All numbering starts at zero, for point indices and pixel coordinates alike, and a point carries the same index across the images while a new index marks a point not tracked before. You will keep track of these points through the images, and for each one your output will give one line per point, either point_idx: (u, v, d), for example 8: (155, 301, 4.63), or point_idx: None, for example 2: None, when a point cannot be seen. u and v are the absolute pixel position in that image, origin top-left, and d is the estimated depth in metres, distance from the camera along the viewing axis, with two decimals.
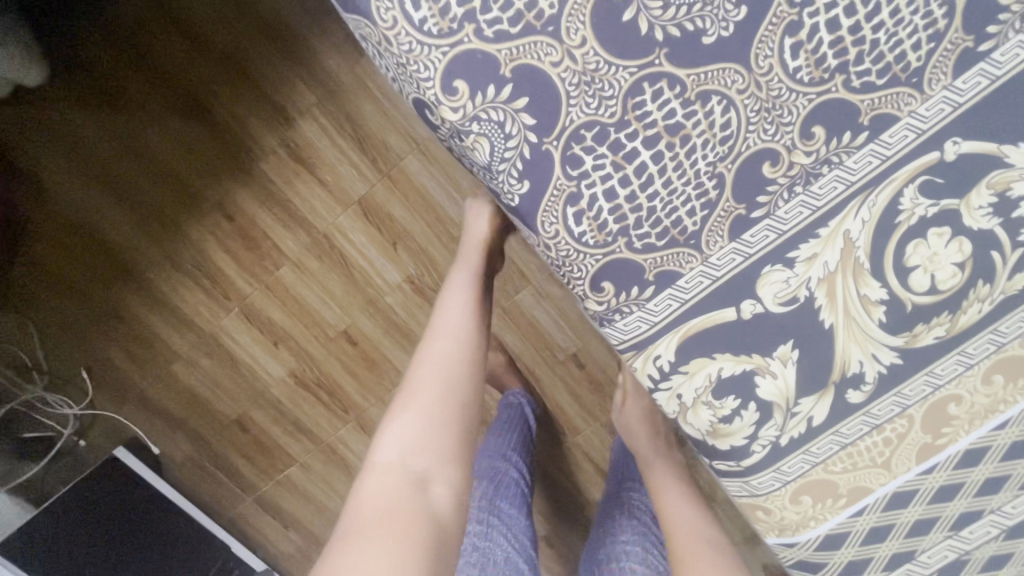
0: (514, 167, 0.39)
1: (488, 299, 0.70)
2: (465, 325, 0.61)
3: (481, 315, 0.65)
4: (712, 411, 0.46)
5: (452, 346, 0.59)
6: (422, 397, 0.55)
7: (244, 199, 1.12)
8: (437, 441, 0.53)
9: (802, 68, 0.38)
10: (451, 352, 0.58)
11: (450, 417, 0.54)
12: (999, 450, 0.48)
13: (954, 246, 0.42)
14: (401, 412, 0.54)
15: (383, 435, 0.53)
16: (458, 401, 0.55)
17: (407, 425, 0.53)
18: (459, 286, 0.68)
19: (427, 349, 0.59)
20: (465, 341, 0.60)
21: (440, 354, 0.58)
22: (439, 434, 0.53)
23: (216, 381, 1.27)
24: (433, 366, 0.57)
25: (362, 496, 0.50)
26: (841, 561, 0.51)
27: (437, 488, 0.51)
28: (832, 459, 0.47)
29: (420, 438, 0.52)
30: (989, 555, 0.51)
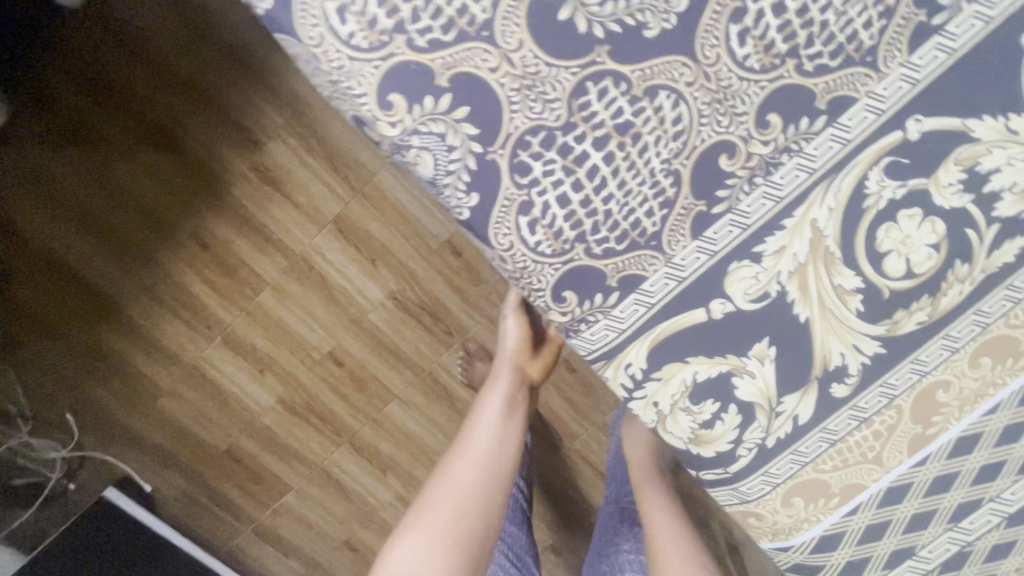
0: (460, 179, 0.38)
1: (519, 421, 0.75)
2: (487, 450, 0.68)
3: (507, 440, 0.71)
4: (691, 417, 0.44)
5: (469, 473, 0.66)
6: (434, 515, 0.63)
7: (219, 227, 1.11)
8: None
9: (751, 55, 0.36)
10: (468, 479, 0.65)
11: (452, 556, 0.61)
12: (991, 435, 0.46)
13: (927, 227, 0.40)
14: (411, 539, 0.63)
15: (394, 555, 0.63)
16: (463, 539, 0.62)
17: (418, 539, 0.62)
18: (489, 408, 0.74)
19: (445, 477, 0.66)
20: (482, 468, 0.67)
21: (457, 486, 0.65)
22: (442, 571, 0.60)
23: (205, 413, 1.25)
24: (446, 497, 0.64)
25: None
26: (838, 562, 0.49)
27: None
28: (821, 457, 0.45)
29: (424, 568, 0.60)
30: (991, 545, 0.49)
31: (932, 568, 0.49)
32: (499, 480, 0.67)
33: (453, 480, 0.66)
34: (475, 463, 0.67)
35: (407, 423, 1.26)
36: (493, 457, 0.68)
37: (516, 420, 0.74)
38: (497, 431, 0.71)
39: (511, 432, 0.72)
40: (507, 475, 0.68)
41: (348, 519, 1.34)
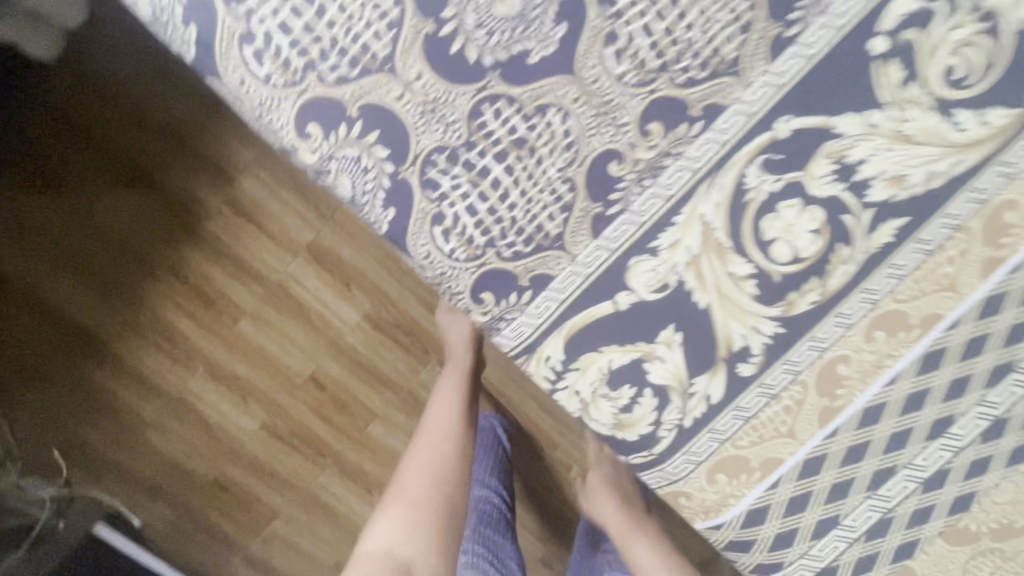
0: (377, 196, 0.42)
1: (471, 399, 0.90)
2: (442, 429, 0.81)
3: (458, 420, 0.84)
4: (612, 403, 0.47)
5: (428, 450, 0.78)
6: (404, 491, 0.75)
7: (197, 260, 1.14)
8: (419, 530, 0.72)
9: (627, 72, 0.41)
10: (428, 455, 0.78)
11: (427, 512, 0.73)
12: (895, 405, 0.49)
13: (806, 215, 0.44)
14: (391, 510, 0.73)
15: (377, 527, 0.72)
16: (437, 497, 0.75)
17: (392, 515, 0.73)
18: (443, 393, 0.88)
19: (414, 453, 0.79)
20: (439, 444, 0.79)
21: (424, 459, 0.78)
22: (421, 525, 0.72)
23: (191, 444, 1.27)
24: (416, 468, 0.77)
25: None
26: (767, 535, 0.52)
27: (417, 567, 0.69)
28: (737, 434, 0.49)
29: (406, 527, 0.71)
30: (912, 510, 0.52)
31: (857, 536, 0.52)
32: (461, 447, 0.81)
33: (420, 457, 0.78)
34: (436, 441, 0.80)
35: (390, 442, 1.28)
36: (451, 431, 0.82)
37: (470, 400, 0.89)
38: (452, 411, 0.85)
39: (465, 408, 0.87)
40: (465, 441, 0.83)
41: (339, 542, 1.35)
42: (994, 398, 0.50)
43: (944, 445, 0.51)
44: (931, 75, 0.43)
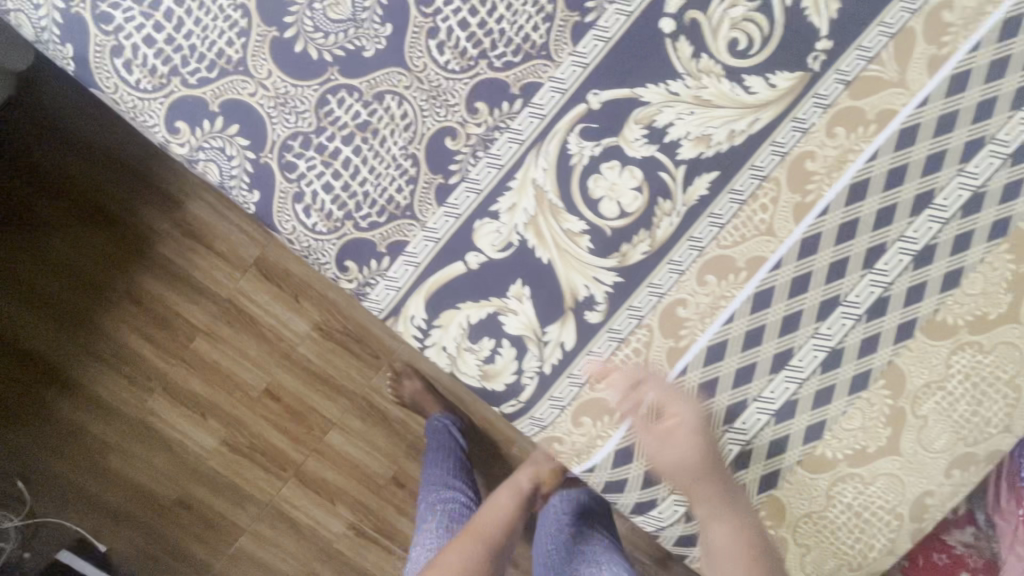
0: (242, 180, 0.48)
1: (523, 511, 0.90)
2: None
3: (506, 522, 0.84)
4: (476, 356, 0.52)
5: None
6: None
7: (151, 283, 1.19)
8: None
9: (450, 60, 0.48)
10: None
11: None
12: (736, 341, 0.55)
13: (627, 174, 0.51)
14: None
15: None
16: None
17: None
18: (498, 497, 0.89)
19: (461, 543, 0.79)
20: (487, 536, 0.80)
21: (465, 554, 0.77)
22: None
23: (153, 465, 1.29)
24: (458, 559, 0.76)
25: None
26: (638, 473, 0.56)
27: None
28: (595, 377, 0.54)
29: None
30: (767, 441, 0.57)
31: (722, 469, 0.57)
32: (501, 547, 0.81)
33: (461, 554, 0.77)
34: (478, 539, 0.80)
35: (349, 449, 1.31)
36: (495, 533, 0.81)
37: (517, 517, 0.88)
38: (501, 514, 0.85)
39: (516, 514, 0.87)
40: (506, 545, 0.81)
41: (305, 555, 1.37)
42: (827, 331, 0.56)
43: (789, 377, 0.56)
44: (718, 47, 0.50)
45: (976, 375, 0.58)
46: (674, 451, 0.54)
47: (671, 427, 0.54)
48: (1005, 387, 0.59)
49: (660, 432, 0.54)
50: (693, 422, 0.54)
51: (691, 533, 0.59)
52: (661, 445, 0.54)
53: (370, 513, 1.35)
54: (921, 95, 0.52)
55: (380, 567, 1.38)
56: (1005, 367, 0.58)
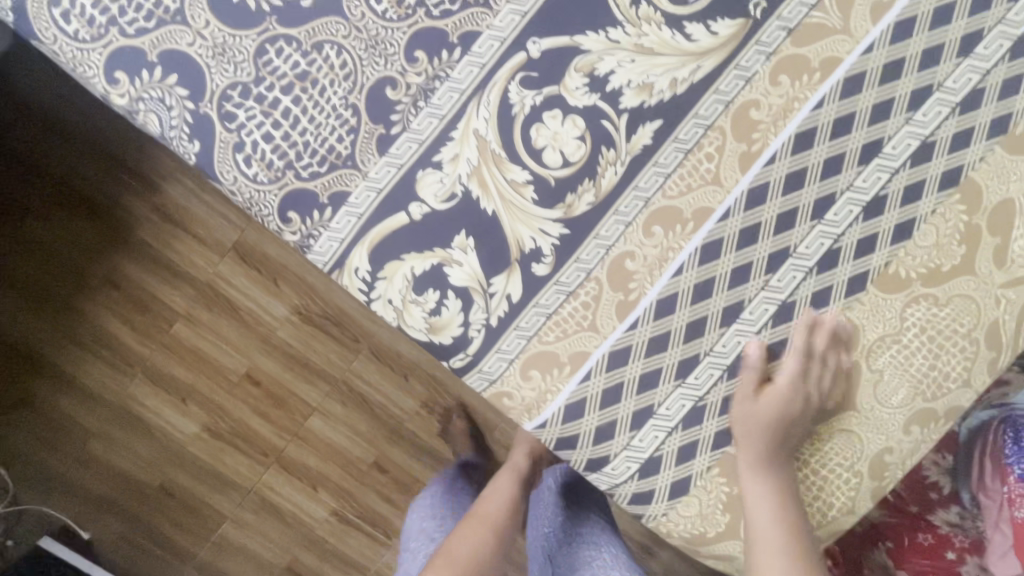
0: (182, 131, 0.48)
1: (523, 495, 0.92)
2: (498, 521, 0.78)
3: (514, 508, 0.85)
4: (421, 308, 0.52)
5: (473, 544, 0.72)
6: None
7: (132, 269, 1.20)
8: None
9: (388, 9, 0.48)
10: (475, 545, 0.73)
11: None
12: (687, 293, 0.54)
13: (569, 124, 0.51)
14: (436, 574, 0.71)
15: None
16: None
17: None
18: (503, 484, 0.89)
19: (468, 531, 0.78)
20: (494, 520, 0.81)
21: (473, 544, 0.76)
22: None
23: (135, 451, 1.30)
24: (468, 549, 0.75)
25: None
26: (589, 429, 0.56)
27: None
28: (543, 330, 0.53)
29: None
30: (720, 398, 0.57)
31: (675, 425, 0.56)
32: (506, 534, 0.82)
33: (469, 542, 0.76)
34: (483, 528, 0.79)
35: (330, 434, 1.31)
36: (501, 522, 0.82)
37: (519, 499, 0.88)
38: (505, 501, 0.85)
39: (518, 501, 0.88)
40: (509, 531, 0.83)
41: (288, 543, 1.36)
42: (777, 283, 0.55)
43: (739, 331, 0.56)
44: None
45: (932, 329, 0.58)
46: (756, 420, 0.56)
47: (760, 395, 0.56)
48: (961, 341, 0.58)
49: (755, 393, 0.56)
50: (790, 396, 0.57)
51: (646, 492, 0.58)
52: (751, 403, 0.56)
53: (353, 500, 1.35)
54: (866, 43, 0.52)
55: (364, 555, 1.38)
56: (961, 321, 0.58)
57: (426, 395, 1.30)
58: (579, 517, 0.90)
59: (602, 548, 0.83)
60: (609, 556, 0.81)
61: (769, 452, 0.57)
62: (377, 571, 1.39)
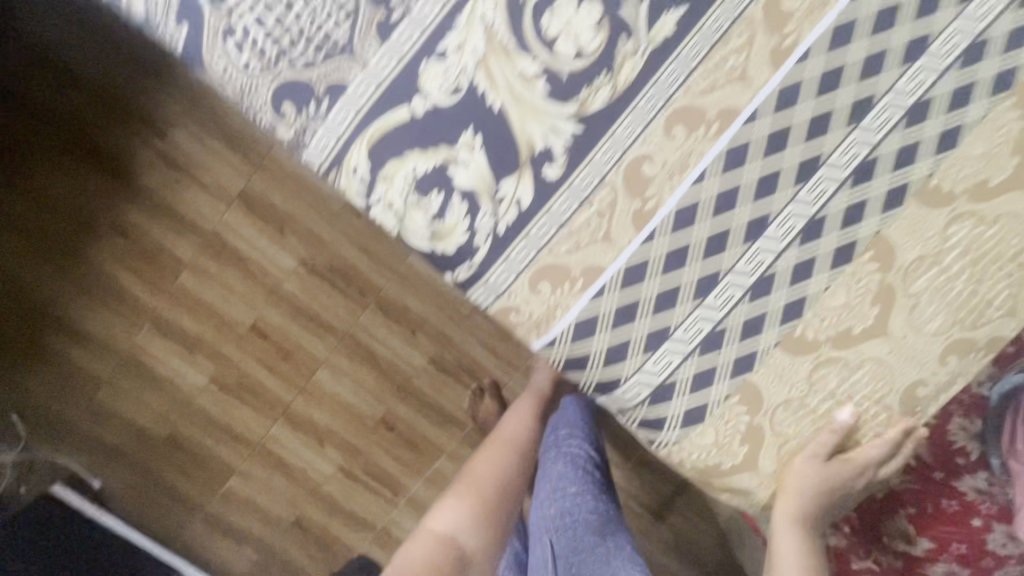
0: (171, 15, 0.45)
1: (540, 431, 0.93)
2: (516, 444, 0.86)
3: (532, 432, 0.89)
4: (424, 212, 0.49)
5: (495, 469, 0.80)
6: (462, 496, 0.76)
7: (138, 217, 1.19)
8: (479, 524, 0.71)
9: None
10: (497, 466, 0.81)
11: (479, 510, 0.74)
12: (709, 204, 0.50)
13: (585, 10, 0.46)
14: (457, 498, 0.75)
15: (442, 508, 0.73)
16: (493, 501, 0.76)
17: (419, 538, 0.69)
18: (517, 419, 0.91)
19: (487, 458, 0.82)
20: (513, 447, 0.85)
21: (491, 469, 0.80)
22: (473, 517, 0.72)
23: (143, 401, 1.30)
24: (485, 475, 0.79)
25: (411, 548, 0.67)
26: (601, 349, 0.52)
27: (468, 557, 0.67)
28: (554, 240, 0.50)
29: (474, 516, 0.72)
30: (742, 321, 0.51)
31: (692, 350, 0.52)
32: (527, 458, 0.85)
33: (487, 468, 0.80)
34: (501, 455, 0.83)
35: (337, 389, 1.29)
36: (519, 452, 0.85)
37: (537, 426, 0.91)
38: (519, 433, 0.88)
39: (536, 432, 0.91)
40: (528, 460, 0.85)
41: (295, 497, 1.37)
42: (807, 195, 0.50)
43: (764, 248, 0.50)
44: None
45: (978, 251, 0.53)
46: (806, 481, 0.60)
47: (824, 446, 0.56)
48: (1009, 264, 0.53)
49: (817, 460, 0.58)
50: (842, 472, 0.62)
51: (660, 419, 0.54)
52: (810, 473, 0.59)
53: (359, 456, 1.34)
54: None
55: (370, 512, 1.37)
56: (1011, 242, 0.53)
57: (433, 351, 1.27)
58: (592, 493, 0.78)
59: (610, 535, 0.73)
60: (618, 548, 0.71)
61: (807, 509, 0.64)
62: (383, 528, 1.38)
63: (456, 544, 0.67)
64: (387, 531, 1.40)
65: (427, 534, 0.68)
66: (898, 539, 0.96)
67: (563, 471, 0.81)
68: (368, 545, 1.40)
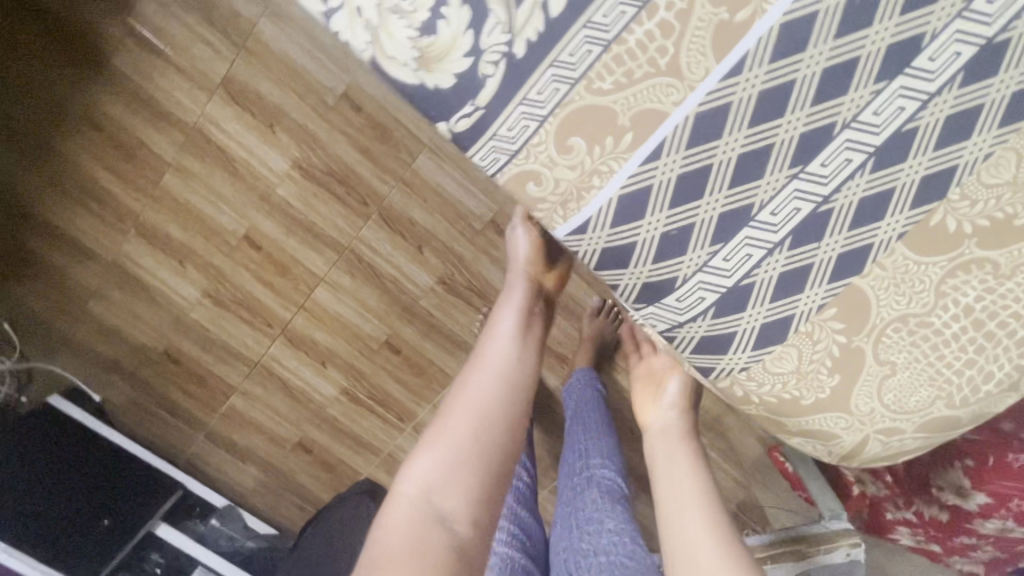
0: None
1: (537, 330, 0.64)
2: (507, 354, 0.57)
3: (525, 333, 0.61)
4: (407, 22, 0.33)
5: (487, 393, 0.52)
6: (445, 435, 0.48)
7: (111, 107, 1.04)
8: (469, 481, 0.46)
9: None
10: (489, 391, 0.52)
11: (477, 458, 0.47)
12: (831, 20, 0.33)
13: None
14: (433, 447, 0.47)
15: (412, 464, 0.47)
16: (487, 448, 0.48)
17: (398, 507, 0.44)
18: (505, 320, 0.62)
19: (470, 386, 0.53)
20: (504, 359, 0.57)
21: (482, 402, 0.51)
22: (467, 469, 0.46)
23: (138, 314, 1.22)
24: (469, 410, 0.50)
25: (381, 527, 0.43)
26: (651, 236, 0.38)
27: (462, 528, 0.43)
28: (595, 70, 0.34)
29: (469, 468, 0.46)
30: (857, 200, 0.36)
31: (780, 239, 0.37)
32: (525, 372, 0.57)
33: (472, 398, 0.51)
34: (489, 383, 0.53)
35: (337, 308, 1.17)
36: (515, 370, 0.56)
37: (531, 325, 0.63)
38: (513, 345, 0.58)
39: (530, 332, 0.62)
40: (531, 384, 0.57)
41: (297, 418, 1.29)
42: (985, 6, 0.33)
43: (905, 90, 0.34)
44: None
45: None
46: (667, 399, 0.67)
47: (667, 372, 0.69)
48: None
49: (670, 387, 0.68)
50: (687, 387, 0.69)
51: (723, 336, 0.41)
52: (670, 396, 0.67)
53: (363, 379, 1.24)
54: None
55: (375, 437, 1.30)
56: None
57: (441, 271, 1.13)
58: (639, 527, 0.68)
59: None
60: None
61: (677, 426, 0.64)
62: (389, 454, 1.31)
63: (440, 515, 0.43)
64: (392, 456, 1.33)
65: (397, 500, 0.44)
66: (949, 492, 0.72)
67: (602, 500, 0.68)
68: (374, 469, 1.34)
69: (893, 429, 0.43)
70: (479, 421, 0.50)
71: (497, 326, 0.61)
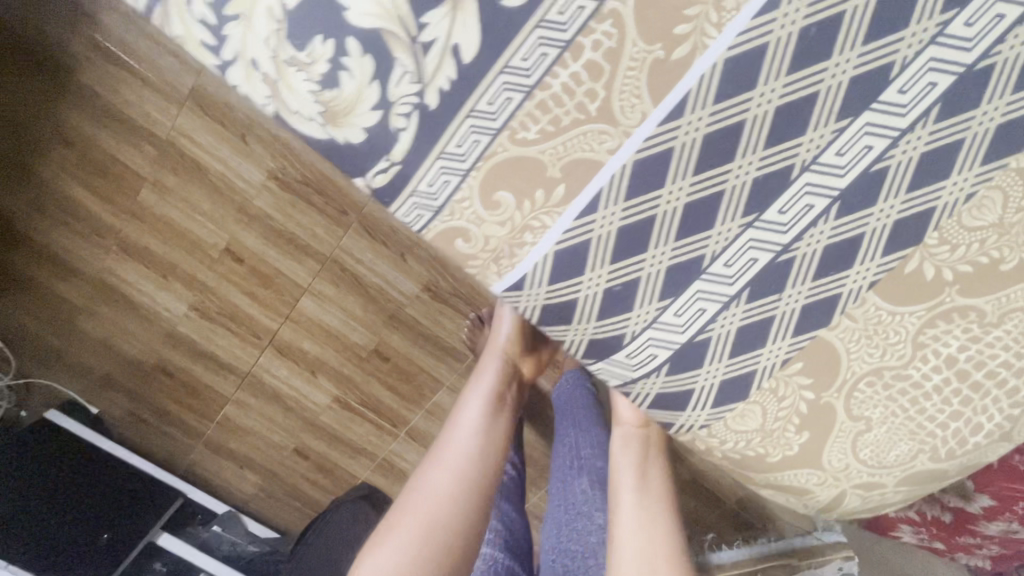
0: None
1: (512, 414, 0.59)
2: (475, 440, 0.53)
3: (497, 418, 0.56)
4: (306, 74, 0.30)
5: (449, 481, 0.48)
6: (402, 527, 0.45)
7: (78, 120, 0.95)
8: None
9: None
10: (453, 479, 0.48)
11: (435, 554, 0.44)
12: (781, 50, 0.29)
13: None
14: (388, 540, 0.44)
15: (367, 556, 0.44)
16: (445, 545, 0.44)
17: None
18: (475, 402, 0.58)
19: (432, 473, 0.49)
20: (471, 443, 0.52)
21: (446, 492, 0.47)
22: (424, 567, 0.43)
23: (126, 329, 1.15)
24: (422, 514, 0.45)
25: None
26: (593, 293, 0.35)
27: None
28: (516, 119, 0.31)
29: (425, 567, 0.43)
30: (820, 249, 0.32)
31: (736, 292, 0.34)
32: (493, 459, 0.52)
33: (433, 488, 0.47)
34: (455, 470, 0.49)
35: (326, 319, 1.08)
36: (482, 458, 0.51)
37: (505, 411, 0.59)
38: (483, 428, 0.54)
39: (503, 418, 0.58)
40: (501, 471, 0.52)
41: (290, 425, 1.22)
42: (963, 28, 0.28)
43: (872, 126, 0.30)
44: None
45: None
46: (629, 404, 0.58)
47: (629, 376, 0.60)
48: None
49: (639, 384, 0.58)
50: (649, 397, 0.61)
51: (679, 392, 0.38)
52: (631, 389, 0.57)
53: (355, 386, 1.15)
54: None
55: (371, 443, 1.22)
56: None
57: (429, 277, 1.04)
58: None
59: None
60: None
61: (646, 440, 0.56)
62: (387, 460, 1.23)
63: None
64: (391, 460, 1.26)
65: None
66: (951, 494, 0.62)
67: (591, 491, 0.61)
68: (371, 473, 1.26)
69: (874, 483, 0.40)
70: (440, 513, 0.46)
71: (463, 414, 0.56)
